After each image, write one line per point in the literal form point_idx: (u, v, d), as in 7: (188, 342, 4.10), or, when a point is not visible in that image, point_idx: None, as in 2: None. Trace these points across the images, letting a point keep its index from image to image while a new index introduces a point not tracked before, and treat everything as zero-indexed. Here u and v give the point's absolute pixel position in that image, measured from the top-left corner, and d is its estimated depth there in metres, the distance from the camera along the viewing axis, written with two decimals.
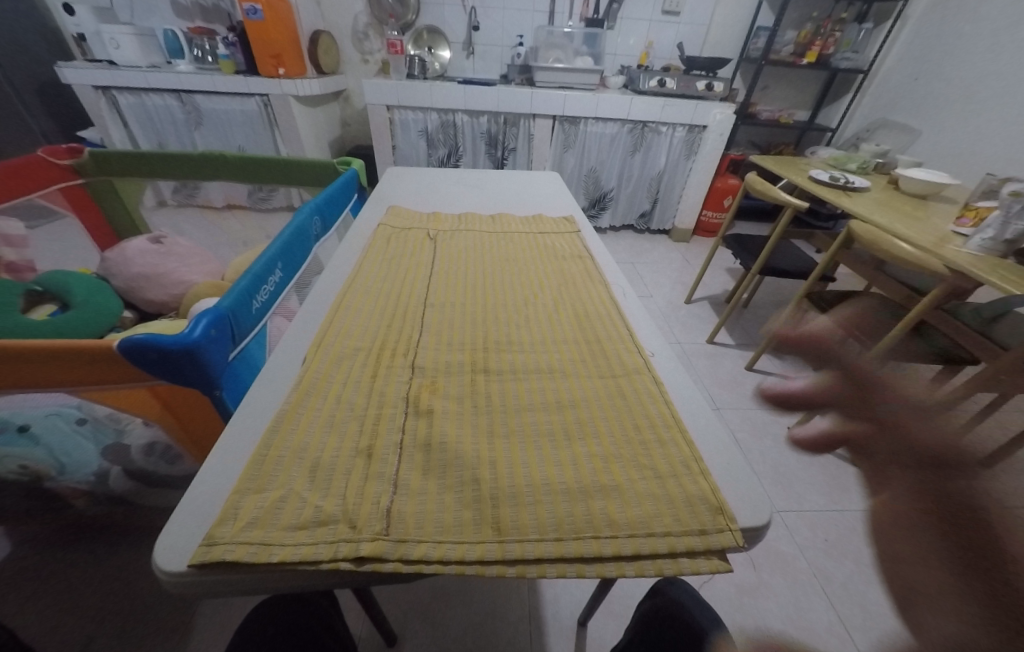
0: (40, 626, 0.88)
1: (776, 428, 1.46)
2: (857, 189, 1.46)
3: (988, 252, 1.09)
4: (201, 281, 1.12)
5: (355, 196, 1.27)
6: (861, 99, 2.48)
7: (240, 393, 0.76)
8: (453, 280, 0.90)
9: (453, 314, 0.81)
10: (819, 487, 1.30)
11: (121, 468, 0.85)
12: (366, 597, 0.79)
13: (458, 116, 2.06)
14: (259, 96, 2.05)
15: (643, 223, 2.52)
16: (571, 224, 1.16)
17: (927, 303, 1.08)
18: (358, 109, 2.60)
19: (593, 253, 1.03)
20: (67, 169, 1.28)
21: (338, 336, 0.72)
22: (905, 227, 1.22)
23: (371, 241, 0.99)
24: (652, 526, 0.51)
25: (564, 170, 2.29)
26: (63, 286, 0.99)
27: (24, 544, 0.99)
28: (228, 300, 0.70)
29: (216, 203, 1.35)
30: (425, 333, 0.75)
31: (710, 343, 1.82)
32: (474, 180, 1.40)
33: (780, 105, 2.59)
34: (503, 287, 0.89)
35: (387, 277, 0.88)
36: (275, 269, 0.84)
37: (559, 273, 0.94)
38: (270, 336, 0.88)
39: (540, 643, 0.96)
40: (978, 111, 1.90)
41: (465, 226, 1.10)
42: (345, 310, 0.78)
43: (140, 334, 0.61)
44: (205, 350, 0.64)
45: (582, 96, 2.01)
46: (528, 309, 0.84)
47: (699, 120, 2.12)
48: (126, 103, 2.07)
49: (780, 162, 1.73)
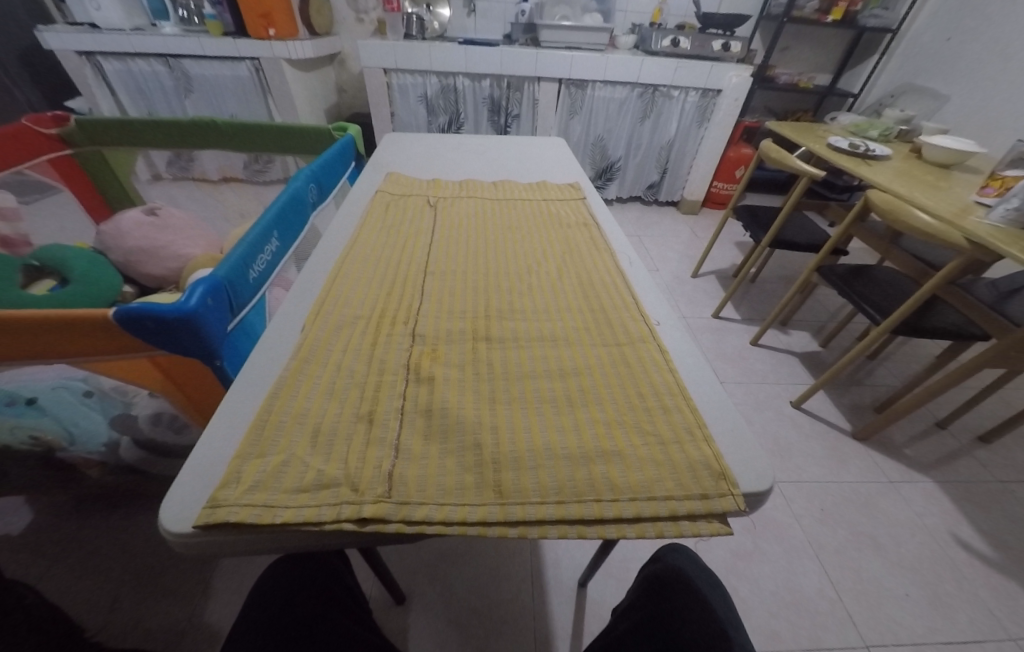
0: (62, 587, 0.92)
1: (779, 403, 1.45)
2: (877, 157, 1.40)
3: (1010, 223, 1.05)
4: (199, 254, 1.10)
5: (352, 163, 1.23)
6: (887, 60, 2.34)
7: (240, 362, 0.75)
8: (454, 248, 0.87)
9: (454, 282, 0.80)
10: (820, 461, 1.30)
11: (130, 437, 0.86)
12: (373, 558, 0.81)
13: (459, 79, 1.98)
14: (250, 61, 1.98)
15: (651, 195, 2.44)
16: (576, 191, 1.12)
17: (943, 277, 1.04)
18: (354, 74, 2.50)
19: (599, 220, 1.00)
20: (55, 138, 1.25)
21: (338, 303, 0.71)
22: (925, 198, 1.17)
23: (369, 209, 0.97)
24: (655, 490, 0.51)
25: (570, 138, 2.21)
26: (58, 260, 0.98)
27: (40, 512, 1.02)
28: (224, 268, 0.68)
29: (211, 175, 1.32)
30: (426, 301, 0.74)
31: (715, 317, 1.80)
32: (476, 146, 1.35)
33: (800, 68, 2.45)
34: (505, 255, 0.87)
35: (386, 244, 0.86)
36: (272, 237, 0.83)
37: (564, 240, 0.92)
38: (269, 305, 0.88)
39: (543, 602, 0.99)
40: (1013, 72, 1.79)
41: (467, 193, 1.07)
42: (343, 277, 0.76)
43: (134, 303, 0.60)
44: (203, 318, 0.63)
45: (590, 58, 1.91)
46: (531, 276, 0.82)
47: (713, 84, 2.02)
48: (112, 69, 2.00)
49: (797, 129, 1.65)
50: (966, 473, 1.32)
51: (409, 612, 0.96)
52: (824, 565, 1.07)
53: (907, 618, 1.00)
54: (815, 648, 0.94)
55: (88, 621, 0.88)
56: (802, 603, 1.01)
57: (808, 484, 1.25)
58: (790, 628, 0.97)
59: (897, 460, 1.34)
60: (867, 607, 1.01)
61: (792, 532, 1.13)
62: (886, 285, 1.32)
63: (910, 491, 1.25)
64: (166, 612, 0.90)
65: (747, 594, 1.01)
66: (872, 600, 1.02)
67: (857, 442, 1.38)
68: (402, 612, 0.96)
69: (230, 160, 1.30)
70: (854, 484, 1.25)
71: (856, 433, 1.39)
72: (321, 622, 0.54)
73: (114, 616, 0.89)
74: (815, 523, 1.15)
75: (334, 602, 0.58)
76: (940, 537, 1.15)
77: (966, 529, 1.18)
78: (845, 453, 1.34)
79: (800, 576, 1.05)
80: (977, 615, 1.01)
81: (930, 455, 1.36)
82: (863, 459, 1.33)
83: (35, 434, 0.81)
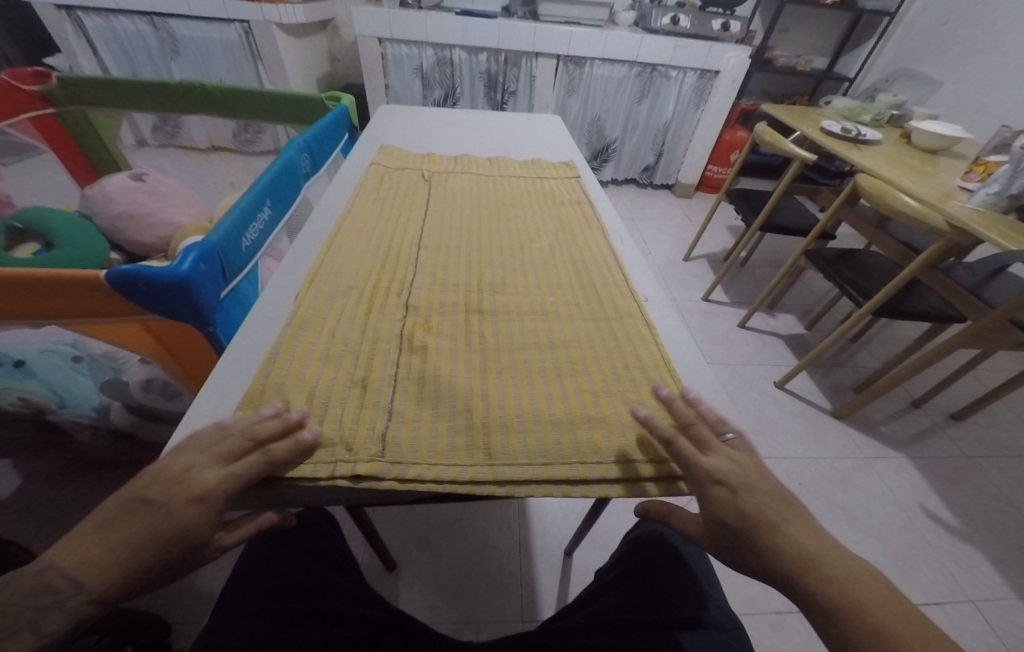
0: (57, 546, 0.94)
1: (762, 383, 1.50)
2: (868, 141, 1.41)
3: (990, 207, 1.08)
4: (189, 223, 1.10)
5: (346, 135, 1.22)
6: (883, 45, 2.34)
7: (232, 329, 0.76)
8: (448, 222, 0.88)
9: (448, 256, 0.81)
10: (797, 438, 1.36)
11: (122, 402, 0.86)
12: (366, 525, 0.84)
13: (456, 52, 1.94)
14: (239, 23, 1.91)
15: (646, 177, 2.45)
16: (571, 169, 1.13)
17: (923, 260, 1.07)
18: (347, 43, 2.44)
19: (592, 198, 1.01)
20: (35, 96, 1.21)
21: (332, 273, 0.72)
22: (910, 183, 1.19)
23: (363, 181, 0.96)
24: (636, 454, 0.53)
25: (567, 117, 2.19)
26: (45, 224, 0.97)
27: (33, 476, 1.03)
28: (217, 234, 0.69)
29: (200, 143, 1.30)
30: (419, 274, 0.75)
31: (705, 300, 1.82)
32: (471, 121, 1.34)
33: (798, 51, 2.44)
34: (499, 231, 0.88)
35: (379, 217, 0.86)
36: (264, 206, 0.82)
37: (557, 217, 0.93)
38: (262, 276, 0.88)
39: (529, 568, 1.04)
40: (1004, 60, 1.80)
41: (462, 168, 1.07)
42: (337, 249, 0.77)
43: (127, 265, 0.60)
44: (196, 284, 0.64)
45: (588, 33, 1.88)
46: (524, 251, 0.83)
47: (710, 65, 2.00)
48: (95, 27, 1.93)
49: (791, 112, 1.65)
50: (937, 449, 1.38)
51: (400, 577, 1.00)
52: None
53: None
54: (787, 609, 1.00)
55: None
56: None
57: (786, 459, 1.30)
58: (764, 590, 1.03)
59: (872, 437, 1.39)
60: None
61: None
62: (871, 269, 1.35)
63: (883, 467, 1.31)
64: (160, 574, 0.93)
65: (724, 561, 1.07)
66: None
67: (836, 420, 1.43)
68: (392, 578, 1.00)
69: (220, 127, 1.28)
70: (831, 459, 1.31)
71: (835, 411, 1.44)
72: (317, 581, 0.56)
73: None
74: None
75: (327, 558, 0.59)
76: (908, 509, 1.21)
77: (933, 501, 1.24)
78: (823, 431, 1.39)
79: None
80: (939, 579, 1.08)
81: (904, 433, 1.42)
82: (840, 436, 1.38)
83: (23, 397, 0.81)
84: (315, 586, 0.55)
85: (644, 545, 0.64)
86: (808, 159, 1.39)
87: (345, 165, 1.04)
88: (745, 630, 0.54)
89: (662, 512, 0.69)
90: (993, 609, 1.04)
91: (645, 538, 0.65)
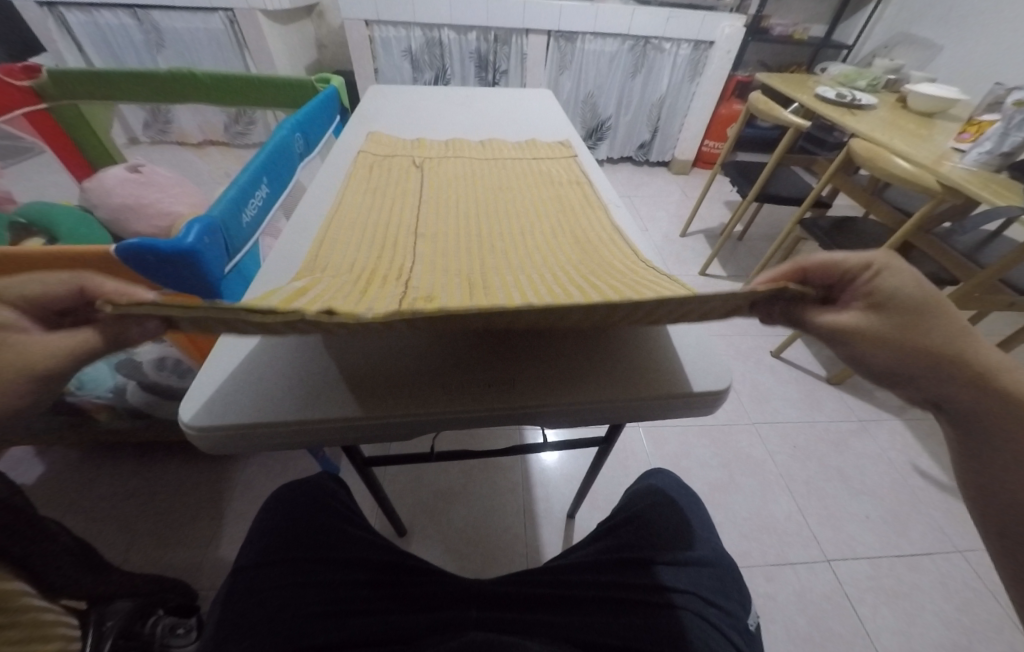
0: (85, 525, 0.98)
1: (759, 353, 1.52)
2: (864, 107, 1.39)
3: (983, 167, 1.07)
4: (186, 210, 1.11)
5: (337, 117, 1.23)
6: (882, 9, 2.28)
7: (237, 304, 0.79)
8: (444, 207, 0.82)
9: (447, 242, 0.72)
10: (793, 403, 1.39)
11: (137, 381, 0.87)
12: (378, 495, 0.88)
13: (445, 32, 1.92)
14: (222, 12, 1.91)
15: (642, 154, 2.43)
16: (567, 149, 1.12)
17: (916, 221, 1.07)
18: (335, 28, 2.42)
19: (591, 179, 1.00)
20: (27, 91, 1.23)
21: (330, 264, 0.65)
22: (905, 146, 1.19)
23: (352, 169, 0.94)
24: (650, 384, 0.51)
25: (561, 94, 2.17)
26: (49, 218, 1.05)
27: (54, 461, 1.08)
28: (218, 207, 0.71)
29: (194, 135, 1.31)
30: (418, 262, 0.65)
31: (703, 275, 1.83)
32: (462, 99, 1.34)
33: (796, 18, 2.38)
34: (499, 214, 0.82)
35: (370, 209, 0.80)
36: (261, 184, 0.84)
37: (557, 199, 0.89)
38: (261, 254, 0.92)
39: (534, 532, 1.07)
40: (1005, 19, 1.76)
41: (453, 153, 1.04)
42: (331, 239, 0.70)
43: (133, 238, 0.62)
44: (204, 256, 0.66)
45: (578, 7, 1.85)
46: (531, 229, 0.77)
47: (706, 36, 1.97)
48: (77, 22, 1.92)
49: (787, 81, 1.63)
50: None
51: (410, 543, 1.04)
52: (792, 491, 1.16)
53: (864, 536, 1.10)
54: (781, 562, 1.04)
55: (112, 556, 0.94)
56: (771, 526, 1.10)
57: (782, 424, 1.33)
58: (760, 546, 1.06)
59: (867, 402, 1.42)
60: (829, 526, 1.11)
61: (765, 465, 1.22)
62: (865, 236, 1.36)
63: (878, 429, 1.34)
64: (180, 546, 0.97)
65: (721, 520, 1.10)
66: (834, 523, 1.11)
67: (831, 387, 1.45)
68: (402, 543, 1.04)
69: (214, 116, 1.30)
70: (826, 424, 1.34)
71: (831, 378, 1.46)
72: (327, 530, 0.58)
73: (134, 554, 0.95)
74: (786, 455, 1.24)
75: (335, 514, 0.61)
76: (902, 467, 1.25)
77: (926, 461, 1.27)
78: (819, 397, 1.42)
79: (770, 503, 1.14)
80: (930, 533, 1.11)
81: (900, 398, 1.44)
82: (836, 402, 1.41)
83: None
84: (328, 537, 0.58)
85: (641, 499, 0.66)
86: (803, 127, 1.38)
87: (334, 157, 1.02)
88: (738, 566, 0.57)
89: (663, 469, 0.71)
90: (981, 560, 1.08)
91: (642, 491, 0.68)
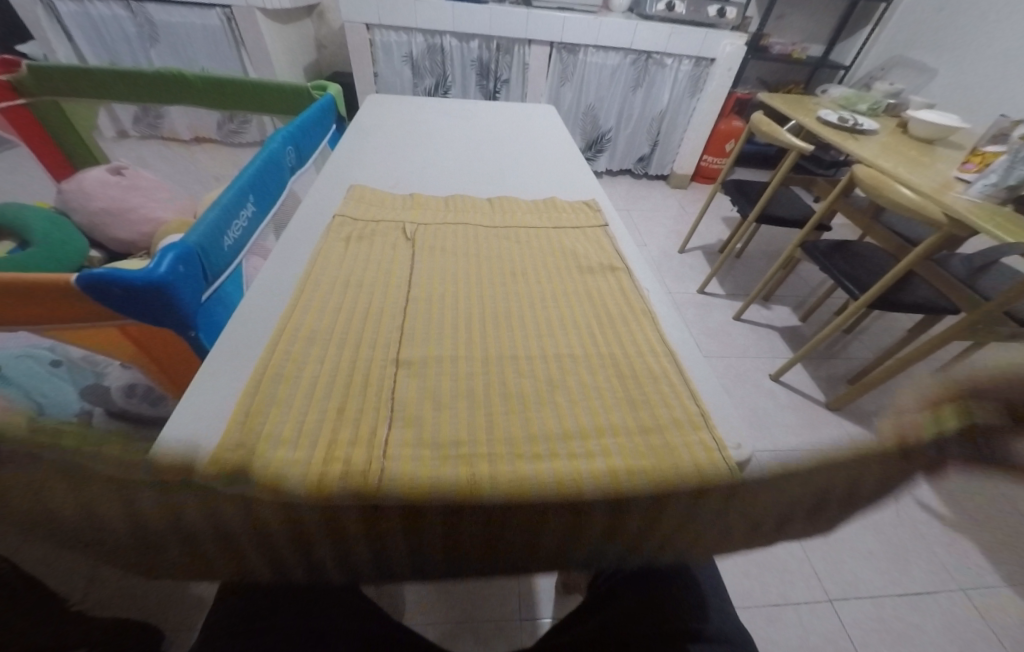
0: None
1: (757, 375, 1.51)
2: (866, 131, 1.38)
3: (988, 198, 1.07)
4: (171, 220, 1.06)
5: (333, 127, 1.19)
6: (880, 33, 2.30)
7: (216, 334, 0.74)
8: (439, 309, 0.65)
9: (440, 374, 0.57)
10: (792, 428, 1.38)
11: (104, 409, 0.83)
12: None
13: (447, 39, 1.89)
14: (220, 8, 1.86)
15: (641, 168, 2.41)
16: (596, 214, 0.90)
17: (921, 252, 1.06)
18: (334, 29, 2.37)
19: (627, 260, 0.79)
20: (4, 85, 1.16)
21: (275, 414, 0.49)
22: (910, 174, 1.18)
23: (325, 243, 0.74)
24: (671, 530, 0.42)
25: (561, 106, 2.15)
26: (19, 220, 0.95)
27: None
28: (189, 234, 0.65)
29: (182, 136, 1.23)
30: (398, 420, 0.50)
31: (701, 293, 1.81)
32: (462, 111, 1.31)
33: (795, 38, 2.39)
34: (509, 323, 0.65)
35: (339, 310, 0.62)
36: (247, 203, 0.79)
37: (584, 293, 0.71)
38: (246, 275, 0.86)
39: None
40: (1001, 49, 1.79)
41: (453, 218, 0.85)
42: (288, 363, 0.54)
43: (98, 268, 0.57)
44: (176, 286, 0.61)
45: (582, 19, 1.83)
46: (554, 352, 0.61)
47: (708, 53, 1.97)
48: (67, 11, 1.85)
49: (788, 101, 1.62)
50: None
51: None
52: None
53: (864, 572, 1.09)
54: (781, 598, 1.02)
55: None
56: (770, 559, 1.08)
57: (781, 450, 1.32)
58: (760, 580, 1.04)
59: (864, 429, 1.42)
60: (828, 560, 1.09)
61: None
62: (866, 262, 1.35)
63: None
64: None
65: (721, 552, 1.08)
66: (834, 556, 1.10)
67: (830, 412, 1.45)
68: None
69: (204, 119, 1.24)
70: None
71: (829, 403, 1.45)
72: None
73: None
74: None
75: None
76: None
77: None
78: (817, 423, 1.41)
79: None
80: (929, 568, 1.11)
81: None
82: (834, 428, 1.40)
83: None
84: None
85: None
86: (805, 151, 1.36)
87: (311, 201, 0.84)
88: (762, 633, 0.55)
89: None
90: (980, 597, 1.08)
91: None
